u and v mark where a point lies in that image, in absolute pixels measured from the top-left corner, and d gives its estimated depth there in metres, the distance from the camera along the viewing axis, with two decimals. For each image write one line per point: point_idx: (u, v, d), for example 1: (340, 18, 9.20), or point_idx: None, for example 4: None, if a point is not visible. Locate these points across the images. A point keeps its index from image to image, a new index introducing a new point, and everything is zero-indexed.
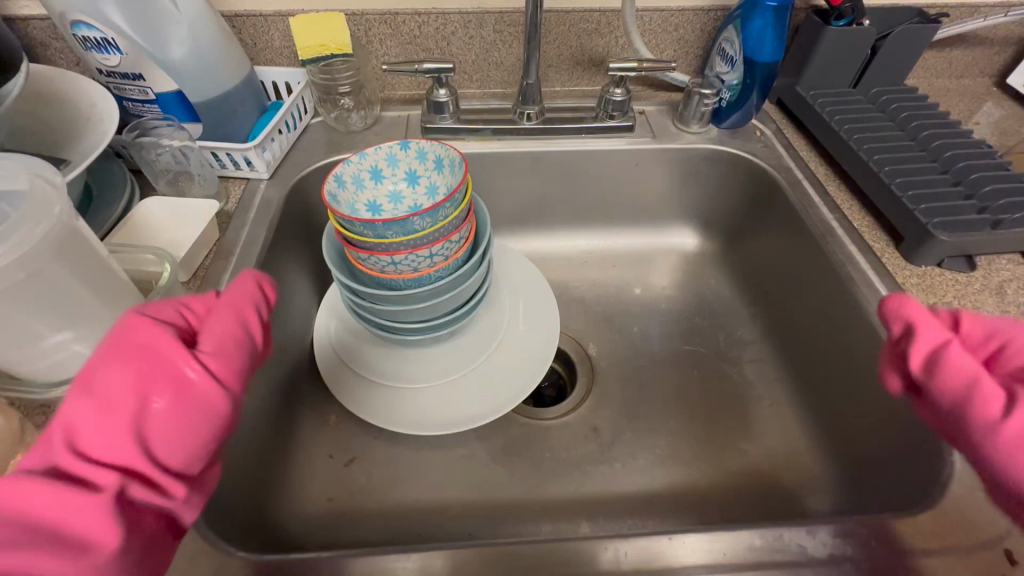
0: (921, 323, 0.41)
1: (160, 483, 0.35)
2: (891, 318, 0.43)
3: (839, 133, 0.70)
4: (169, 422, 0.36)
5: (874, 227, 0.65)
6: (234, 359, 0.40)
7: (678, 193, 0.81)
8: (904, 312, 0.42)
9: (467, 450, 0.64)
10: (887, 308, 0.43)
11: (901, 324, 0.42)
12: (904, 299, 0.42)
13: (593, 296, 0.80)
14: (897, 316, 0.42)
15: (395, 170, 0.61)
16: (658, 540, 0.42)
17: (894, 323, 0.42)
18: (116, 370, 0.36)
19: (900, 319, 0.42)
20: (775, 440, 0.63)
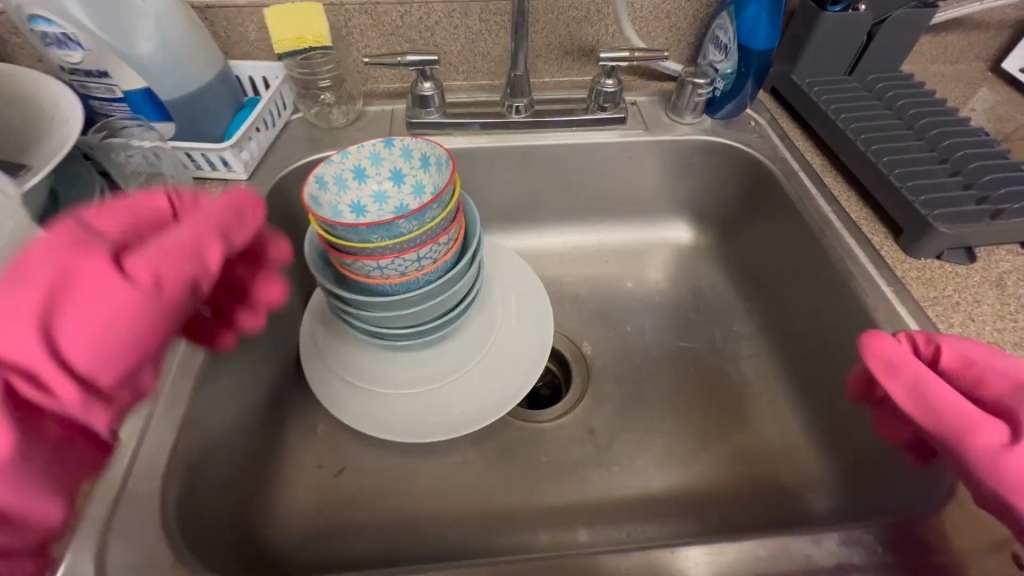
0: (901, 361, 0.43)
1: (59, 389, 0.30)
2: (873, 358, 0.44)
3: (836, 123, 0.68)
4: (84, 319, 0.31)
5: (872, 219, 0.63)
6: (175, 266, 0.34)
7: (671, 186, 0.79)
8: (882, 353, 0.43)
9: (461, 457, 0.63)
10: (868, 348, 0.44)
11: (885, 364, 0.43)
12: (883, 340, 0.44)
13: (587, 293, 0.78)
14: (878, 356, 0.44)
15: (379, 168, 0.58)
16: (661, 554, 0.40)
17: (877, 362, 0.44)
18: (36, 261, 0.31)
19: (881, 359, 0.43)
20: (773, 438, 0.62)
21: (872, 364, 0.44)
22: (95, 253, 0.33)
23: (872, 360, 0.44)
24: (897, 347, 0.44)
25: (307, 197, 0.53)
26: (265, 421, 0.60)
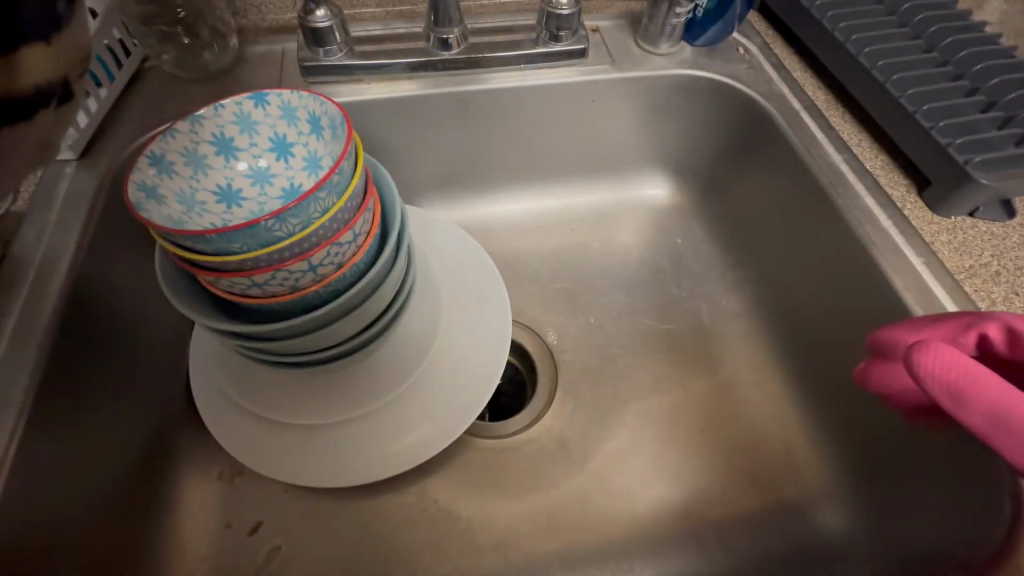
0: (969, 384, 0.32)
1: None
2: (929, 383, 0.33)
3: (846, 47, 0.55)
4: None
5: (890, 168, 0.52)
6: None
7: (646, 133, 0.65)
8: (942, 367, 0.33)
9: (409, 494, 0.51)
10: (923, 369, 0.33)
11: (947, 388, 0.32)
12: (936, 354, 0.33)
13: (553, 271, 0.65)
14: (936, 379, 0.33)
15: (253, 137, 0.42)
16: None
17: (935, 387, 0.33)
18: None
19: (941, 381, 0.33)
20: (774, 436, 0.54)
21: (929, 390, 0.33)
22: None
23: (930, 385, 0.33)
24: (964, 362, 0.33)
25: (137, 188, 0.37)
26: (145, 484, 0.47)
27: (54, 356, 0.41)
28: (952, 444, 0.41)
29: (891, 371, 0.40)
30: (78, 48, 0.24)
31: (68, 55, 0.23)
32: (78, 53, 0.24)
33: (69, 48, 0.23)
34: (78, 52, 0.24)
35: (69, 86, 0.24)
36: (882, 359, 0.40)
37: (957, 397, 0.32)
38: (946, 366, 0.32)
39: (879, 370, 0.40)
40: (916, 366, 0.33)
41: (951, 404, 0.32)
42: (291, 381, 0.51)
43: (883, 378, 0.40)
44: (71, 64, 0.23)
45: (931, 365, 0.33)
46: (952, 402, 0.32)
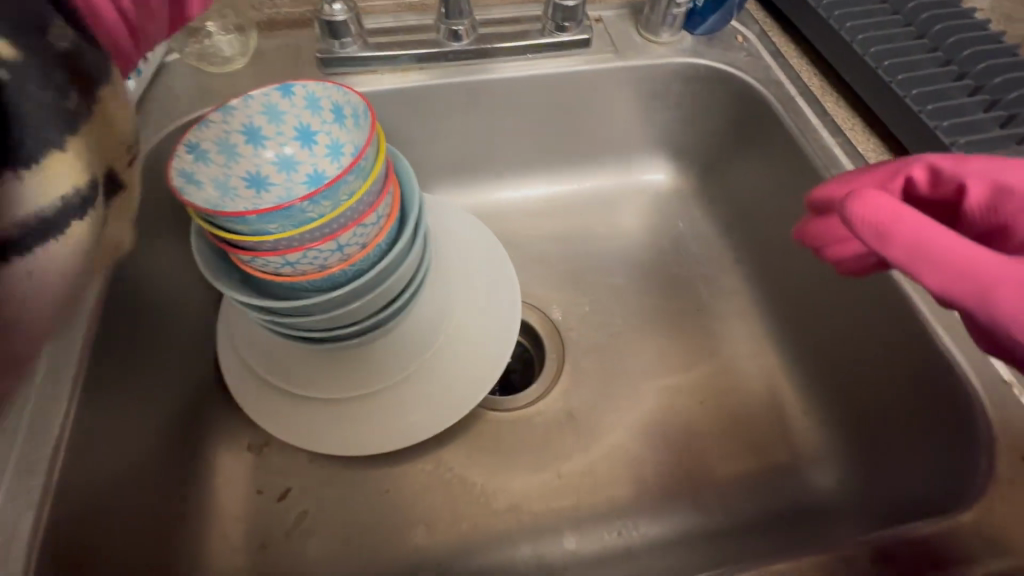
0: (895, 221, 0.32)
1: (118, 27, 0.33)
2: (859, 227, 0.32)
3: (840, 34, 0.57)
4: None
5: (882, 150, 0.54)
6: None
7: (647, 118, 0.67)
8: (871, 208, 0.32)
9: (428, 463, 0.55)
10: (854, 214, 0.32)
11: (873, 228, 0.32)
12: (864, 195, 0.33)
13: (558, 252, 0.68)
14: (867, 221, 0.32)
15: (280, 127, 0.45)
16: None
17: (864, 230, 0.32)
18: None
19: (870, 223, 0.32)
20: (771, 407, 0.57)
21: (857, 234, 0.33)
22: None
23: (858, 228, 0.32)
24: (892, 203, 0.32)
25: (177, 174, 0.40)
26: (178, 452, 0.50)
27: (99, 333, 0.44)
28: (936, 406, 0.44)
29: (833, 226, 0.41)
30: (115, 139, 0.31)
31: (108, 142, 0.31)
32: (116, 142, 0.31)
33: (105, 136, 0.30)
34: (115, 142, 0.31)
35: (118, 172, 0.32)
36: (822, 215, 0.42)
37: (883, 236, 0.32)
38: (874, 209, 0.32)
39: (820, 226, 0.42)
40: (847, 213, 0.33)
41: (878, 243, 0.32)
42: (314, 357, 0.54)
43: (824, 234, 0.42)
44: (110, 148, 0.31)
45: (861, 209, 0.32)
46: (879, 241, 0.32)
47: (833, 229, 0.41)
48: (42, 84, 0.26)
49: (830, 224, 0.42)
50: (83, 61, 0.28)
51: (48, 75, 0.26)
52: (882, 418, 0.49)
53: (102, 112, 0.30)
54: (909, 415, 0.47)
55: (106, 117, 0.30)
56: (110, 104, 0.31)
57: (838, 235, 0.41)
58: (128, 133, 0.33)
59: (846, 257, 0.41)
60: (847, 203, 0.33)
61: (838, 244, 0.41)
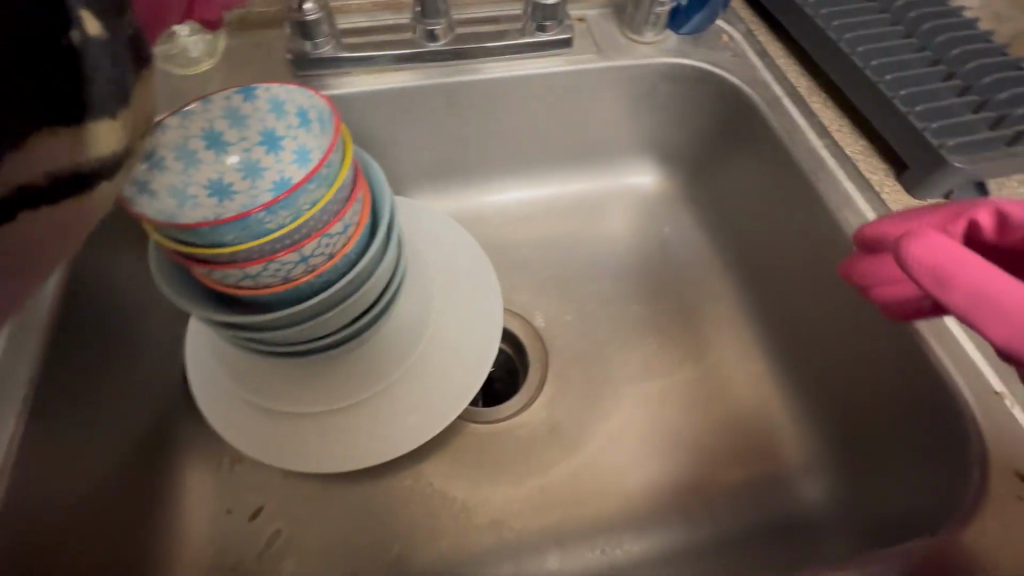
0: (955, 266, 0.30)
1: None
2: (915, 269, 0.31)
3: (827, 34, 0.56)
4: None
5: (870, 152, 0.53)
6: None
7: (632, 120, 0.65)
8: (930, 251, 0.31)
9: (406, 478, 0.53)
10: (910, 255, 0.31)
11: (931, 271, 0.30)
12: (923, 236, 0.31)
13: (542, 258, 0.66)
14: (923, 264, 0.31)
15: (244, 131, 0.43)
16: None
17: (920, 272, 0.31)
18: None
19: (926, 266, 0.31)
20: (759, 416, 0.55)
21: (912, 276, 0.31)
22: None
23: (914, 270, 0.31)
24: (952, 246, 0.31)
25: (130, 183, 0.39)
26: (142, 471, 0.48)
27: (50, 351, 0.42)
28: (927, 417, 0.43)
29: (886, 267, 0.38)
30: (146, 111, 0.28)
31: (138, 110, 0.27)
32: (146, 111, 0.28)
33: (139, 106, 0.27)
34: (146, 109, 0.28)
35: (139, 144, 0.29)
36: (872, 255, 0.39)
37: (941, 279, 0.30)
38: (932, 251, 0.31)
39: (869, 266, 0.39)
40: (902, 254, 0.32)
41: (934, 287, 0.30)
42: (286, 369, 0.52)
43: (872, 275, 0.39)
44: (137, 118, 0.28)
45: (917, 251, 0.31)
46: (936, 285, 0.30)
47: (883, 269, 0.38)
48: (103, 64, 0.25)
49: (882, 264, 0.39)
50: (140, 41, 0.27)
51: (110, 55, 0.25)
52: (872, 428, 0.48)
53: (143, 86, 0.27)
54: (900, 426, 0.45)
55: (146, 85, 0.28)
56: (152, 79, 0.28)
57: (888, 276, 0.38)
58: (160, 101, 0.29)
59: (895, 299, 0.38)
60: (902, 243, 0.32)
61: (888, 284, 0.39)
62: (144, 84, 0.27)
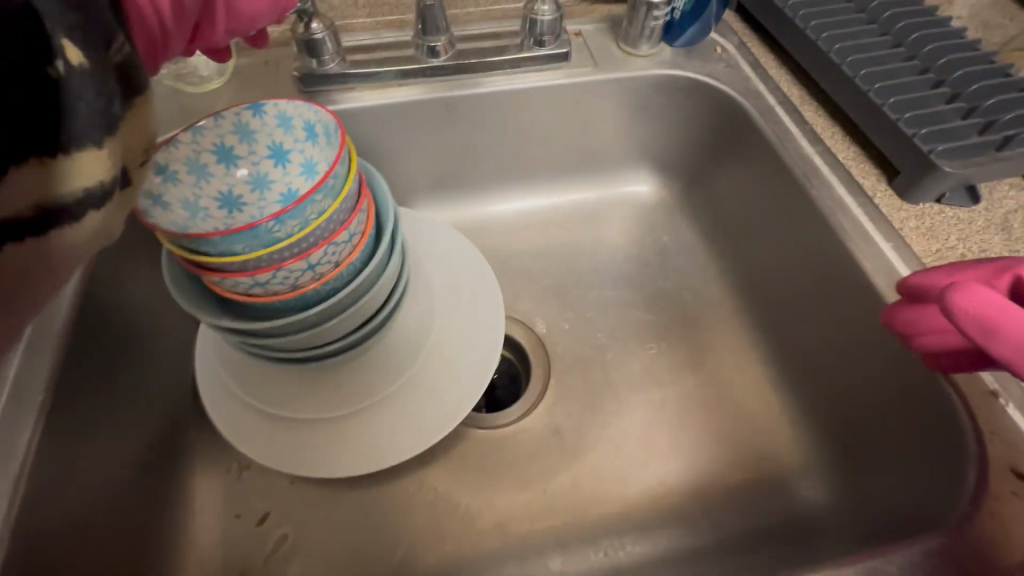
0: (1002, 316, 0.33)
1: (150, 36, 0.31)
2: (961, 317, 0.34)
3: (817, 45, 0.57)
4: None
5: (862, 158, 0.54)
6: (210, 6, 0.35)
7: (630, 131, 0.67)
8: (974, 302, 0.34)
9: (409, 483, 0.53)
10: (956, 304, 0.34)
11: (977, 320, 0.33)
12: (969, 287, 0.34)
13: (542, 267, 0.67)
14: (968, 312, 0.34)
15: (252, 145, 0.44)
16: None
17: (966, 320, 0.34)
18: None
19: (971, 315, 0.34)
20: (758, 419, 0.56)
21: (958, 324, 0.34)
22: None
23: (960, 318, 0.34)
24: (997, 298, 0.34)
25: (144, 196, 0.40)
26: (151, 479, 0.49)
27: (67, 358, 0.43)
28: (923, 416, 0.43)
29: (930, 316, 0.40)
30: (138, 137, 0.27)
31: (127, 138, 0.26)
32: (139, 139, 0.27)
33: (129, 133, 0.26)
34: (138, 138, 0.27)
35: (130, 173, 0.28)
36: (914, 304, 0.41)
37: (987, 328, 0.33)
38: (979, 302, 0.34)
39: (911, 314, 0.41)
40: (949, 303, 0.35)
41: (980, 335, 0.33)
42: (292, 377, 0.53)
43: (916, 322, 0.40)
44: (128, 147, 0.27)
45: (964, 300, 0.34)
46: (981, 333, 0.33)
47: (929, 319, 0.40)
48: (86, 92, 0.23)
49: (926, 313, 0.40)
50: (132, 69, 0.26)
51: (98, 85, 0.24)
52: (870, 430, 0.48)
53: (134, 116, 0.27)
54: (898, 427, 0.46)
55: (139, 113, 0.27)
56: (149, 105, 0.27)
57: (934, 327, 0.39)
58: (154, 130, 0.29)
59: (940, 349, 0.39)
60: (949, 293, 0.35)
61: (933, 334, 0.40)
62: (134, 112, 0.27)
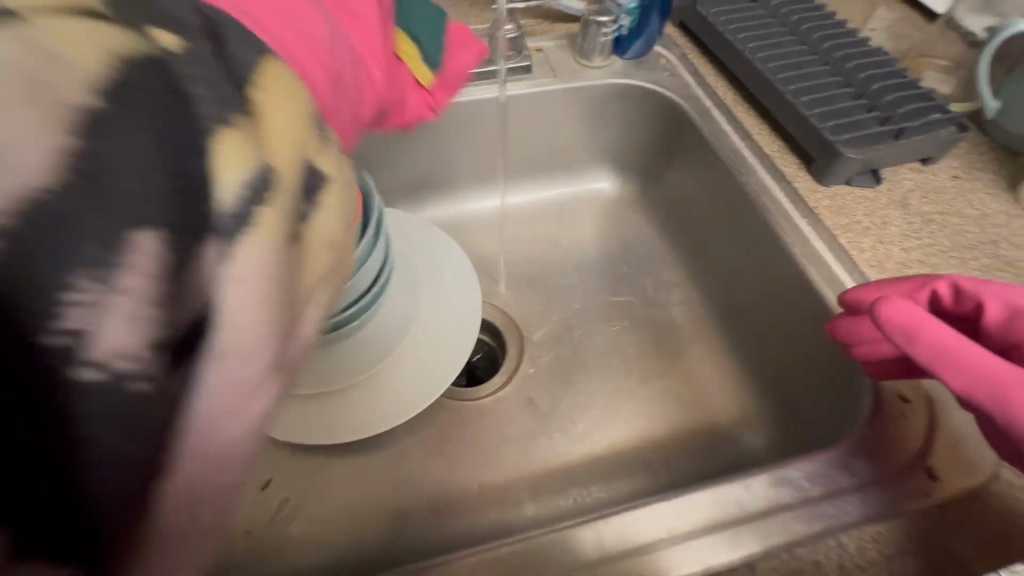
0: (921, 327, 0.37)
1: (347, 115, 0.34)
2: (888, 328, 0.38)
3: (743, 54, 0.66)
4: (347, 38, 0.34)
5: (785, 150, 0.63)
6: (363, 39, 0.36)
7: (589, 135, 0.75)
8: (899, 316, 0.38)
9: (398, 449, 0.59)
10: (885, 316, 0.38)
11: (901, 331, 0.38)
12: (895, 301, 0.38)
13: (515, 257, 0.75)
14: (895, 323, 0.38)
15: None
16: (586, 528, 0.39)
17: (893, 331, 0.38)
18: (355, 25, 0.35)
19: (897, 325, 0.38)
20: (708, 381, 0.63)
21: (888, 334, 0.38)
22: (359, 32, 0.36)
23: (889, 328, 0.38)
24: (916, 311, 0.38)
25: None
26: None
27: None
28: (833, 362, 0.51)
29: (863, 326, 0.43)
30: (279, 140, 0.25)
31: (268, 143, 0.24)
32: (284, 136, 0.25)
33: (267, 132, 0.24)
34: (282, 139, 0.25)
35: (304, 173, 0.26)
36: (850, 315, 0.44)
37: (910, 337, 0.37)
38: (903, 313, 0.38)
39: (847, 324, 0.44)
40: (878, 314, 0.39)
41: (905, 343, 0.37)
42: None
43: (853, 331, 0.44)
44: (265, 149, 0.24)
45: (890, 312, 0.38)
46: (906, 342, 0.37)
47: (862, 329, 0.43)
48: (193, 85, 0.23)
49: (861, 324, 0.43)
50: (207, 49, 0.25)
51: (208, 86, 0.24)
52: (797, 381, 0.56)
53: (267, 117, 0.25)
54: (817, 375, 0.53)
55: (269, 113, 0.25)
56: (283, 82, 0.26)
57: (867, 336, 0.43)
58: (313, 108, 0.27)
59: (872, 357, 0.43)
60: (879, 305, 0.39)
61: (867, 343, 0.43)
62: (264, 115, 0.25)
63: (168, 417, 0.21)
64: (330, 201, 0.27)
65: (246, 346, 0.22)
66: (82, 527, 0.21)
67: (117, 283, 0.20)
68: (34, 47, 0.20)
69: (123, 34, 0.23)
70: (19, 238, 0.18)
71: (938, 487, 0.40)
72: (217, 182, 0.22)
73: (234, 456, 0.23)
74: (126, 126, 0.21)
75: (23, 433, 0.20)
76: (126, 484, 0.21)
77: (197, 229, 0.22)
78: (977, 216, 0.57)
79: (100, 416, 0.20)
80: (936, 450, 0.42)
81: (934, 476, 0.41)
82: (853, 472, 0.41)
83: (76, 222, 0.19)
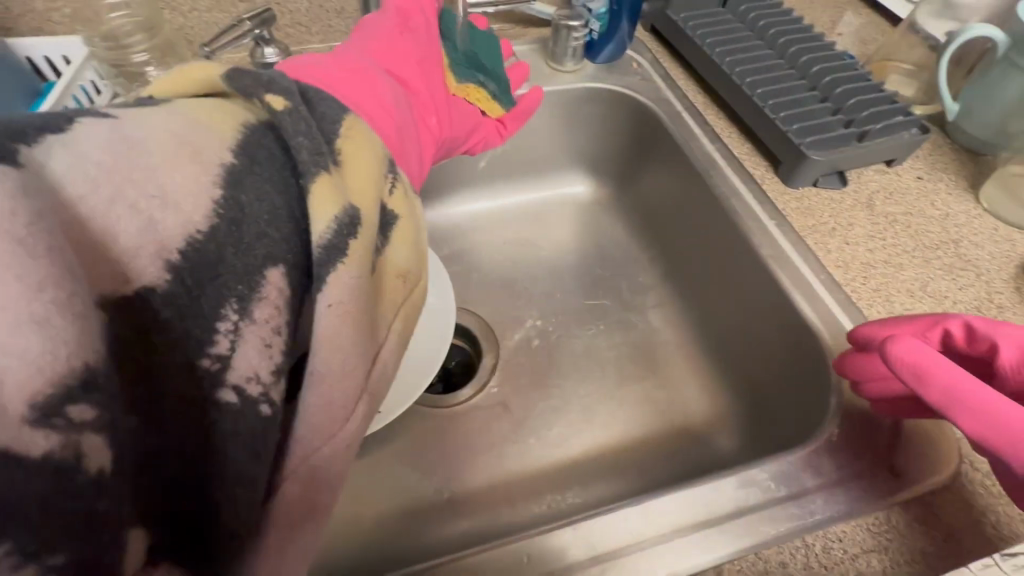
0: (932, 367, 0.37)
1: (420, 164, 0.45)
2: (899, 367, 0.38)
3: (712, 58, 0.67)
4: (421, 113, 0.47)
5: (753, 153, 0.63)
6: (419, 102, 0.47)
7: (563, 138, 0.75)
8: (909, 355, 0.38)
9: (371, 458, 0.58)
10: (895, 354, 0.38)
11: (912, 369, 0.38)
12: (904, 340, 0.39)
13: (491, 262, 0.74)
14: (906, 364, 0.38)
15: None
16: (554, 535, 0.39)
17: (903, 370, 0.38)
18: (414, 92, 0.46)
19: (906, 364, 0.38)
20: (683, 383, 0.64)
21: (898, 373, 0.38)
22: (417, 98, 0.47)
23: (898, 367, 0.38)
24: (927, 352, 0.38)
25: None
26: None
27: None
28: (802, 362, 0.52)
29: (872, 363, 0.42)
30: (362, 179, 0.29)
31: (352, 184, 0.28)
32: (363, 176, 0.29)
33: (350, 175, 0.28)
34: (361, 179, 0.29)
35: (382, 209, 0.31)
36: (859, 352, 0.44)
37: (919, 376, 0.37)
38: (912, 353, 0.38)
39: (856, 361, 0.43)
40: (886, 352, 0.39)
41: (915, 382, 0.37)
42: None
43: (861, 367, 0.43)
44: (352, 191, 0.28)
45: (901, 351, 0.38)
46: (916, 382, 0.37)
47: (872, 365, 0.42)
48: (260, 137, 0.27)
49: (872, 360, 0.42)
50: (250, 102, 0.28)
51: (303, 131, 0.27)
52: (769, 381, 0.56)
53: (350, 161, 0.29)
54: (787, 375, 0.54)
55: (352, 157, 0.29)
56: (366, 139, 0.30)
57: (877, 374, 0.42)
58: (385, 155, 0.31)
59: (883, 394, 0.41)
60: (889, 344, 0.39)
61: (876, 380, 0.42)
62: (348, 162, 0.28)
63: (283, 411, 0.27)
64: (400, 234, 0.32)
65: (340, 374, 0.27)
66: (202, 510, 0.26)
67: (256, 315, 0.25)
68: (177, 123, 0.25)
69: (243, 107, 0.28)
70: (193, 279, 0.23)
71: (900, 483, 0.40)
72: (314, 221, 0.26)
73: (332, 456, 0.28)
74: (255, 182, 0.25)
75: (177, 436, 0.24)
76: (251, 471, 0.26)
77: (307, 265, 0.26)
78: (939, 216, 0.59)
79: (232, 417, 0.25)
80: (899, 446, 0.42)
81: (897, 471, 0.41)
82: (819, 471, 0.41)
83: (223, 261, 0.24)
